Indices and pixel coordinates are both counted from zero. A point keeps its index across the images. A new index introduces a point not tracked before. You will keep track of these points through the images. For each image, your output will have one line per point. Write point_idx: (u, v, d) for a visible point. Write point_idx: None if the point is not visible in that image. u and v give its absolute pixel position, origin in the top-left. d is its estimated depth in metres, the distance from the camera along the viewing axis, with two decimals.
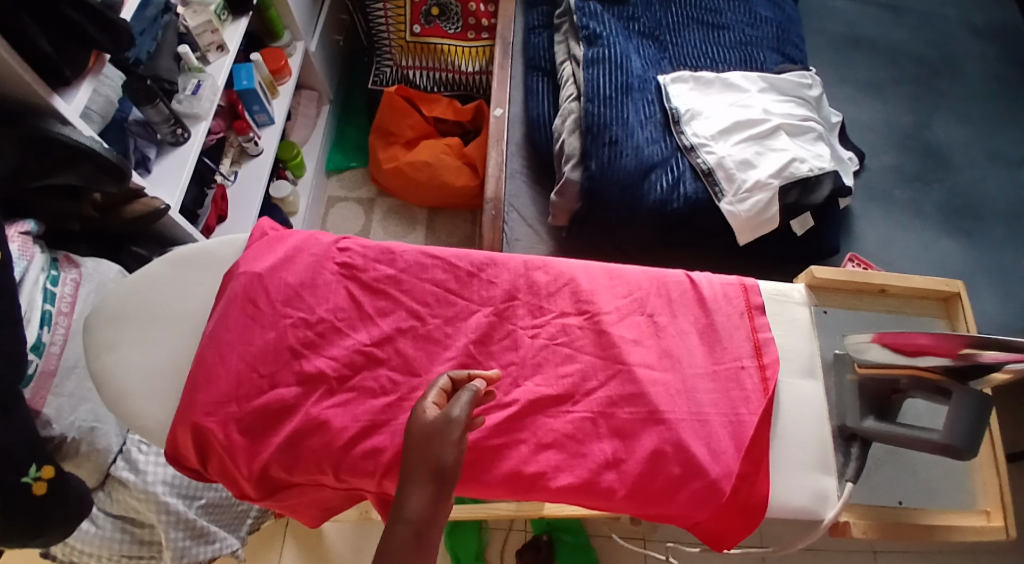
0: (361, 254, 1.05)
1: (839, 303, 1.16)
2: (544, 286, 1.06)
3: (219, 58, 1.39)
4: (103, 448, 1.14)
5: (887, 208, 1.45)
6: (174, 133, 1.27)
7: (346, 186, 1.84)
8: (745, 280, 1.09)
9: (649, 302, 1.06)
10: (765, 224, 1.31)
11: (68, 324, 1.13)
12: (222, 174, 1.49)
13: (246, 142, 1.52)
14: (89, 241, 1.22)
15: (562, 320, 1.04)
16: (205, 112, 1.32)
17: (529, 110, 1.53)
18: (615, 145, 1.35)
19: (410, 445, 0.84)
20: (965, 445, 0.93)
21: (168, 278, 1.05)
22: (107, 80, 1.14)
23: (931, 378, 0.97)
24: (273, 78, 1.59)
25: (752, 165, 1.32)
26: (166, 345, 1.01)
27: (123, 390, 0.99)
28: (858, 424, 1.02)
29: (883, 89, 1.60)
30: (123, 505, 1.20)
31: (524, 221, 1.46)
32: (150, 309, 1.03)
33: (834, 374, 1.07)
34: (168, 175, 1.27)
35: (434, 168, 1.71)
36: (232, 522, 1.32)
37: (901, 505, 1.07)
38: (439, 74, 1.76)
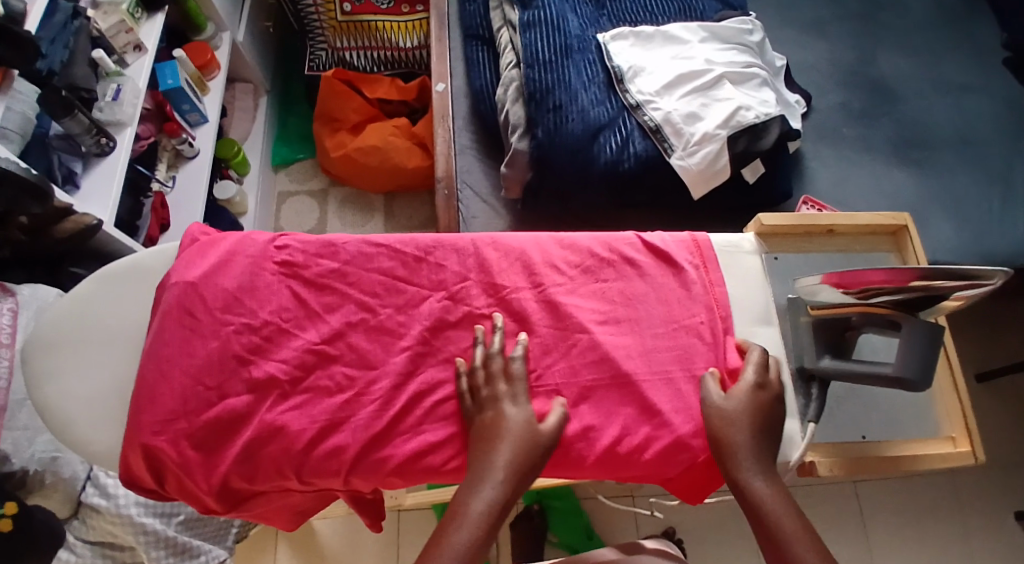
0: (301, 249, 1.02)
1: (791, 248, 1.16)
2: (496, 263, 1.04)
3: (138, 58, 1.34)
4: (69, 477, 1.14)
5: (835, 148, 1.45)
6: (98, 143, 1.22)
7: (296, 179, 1.80)
8: (704, 240, 1.08)
9: (604, 269, 1.05)
10: (717, 176, 1.30)
11: (11, 356, 1.10)
12: (158, 180, 1.45)
13: (180, 144, 1.47)
14: (24, 266, 1.19)
15: (517, 296, 1.02)
16: (128, 118, 1.28)
17: (472, 82, 1.50)
18: (559, 111, 1.33)
19: (510, 435, 0.91)
20: (917, 377, 0.94)
21: (101, 298, 1.01)
22: (19, 96, 1.11)
23: (881, 312, 0.98)
24: (200, 74, 1.53)
25: (699, 117, 1.30)
26: (107, 368, 0.98)
27: (68, 419, 0.96)
28: (814, 365, 1.04)
29: (825, 27, 1.58)
30: (99, 531, 1.17)
31: (478, 198, 1.44)
32: (86, 332, 1.00)
33: (789, 318, 1.09)
34: (98, 189, 1.23)
35: (384, 152, 1.67)
36: (214, 535, 1.27)
37: (864, 439, 1.08)
38: (377, 52, 1.71)
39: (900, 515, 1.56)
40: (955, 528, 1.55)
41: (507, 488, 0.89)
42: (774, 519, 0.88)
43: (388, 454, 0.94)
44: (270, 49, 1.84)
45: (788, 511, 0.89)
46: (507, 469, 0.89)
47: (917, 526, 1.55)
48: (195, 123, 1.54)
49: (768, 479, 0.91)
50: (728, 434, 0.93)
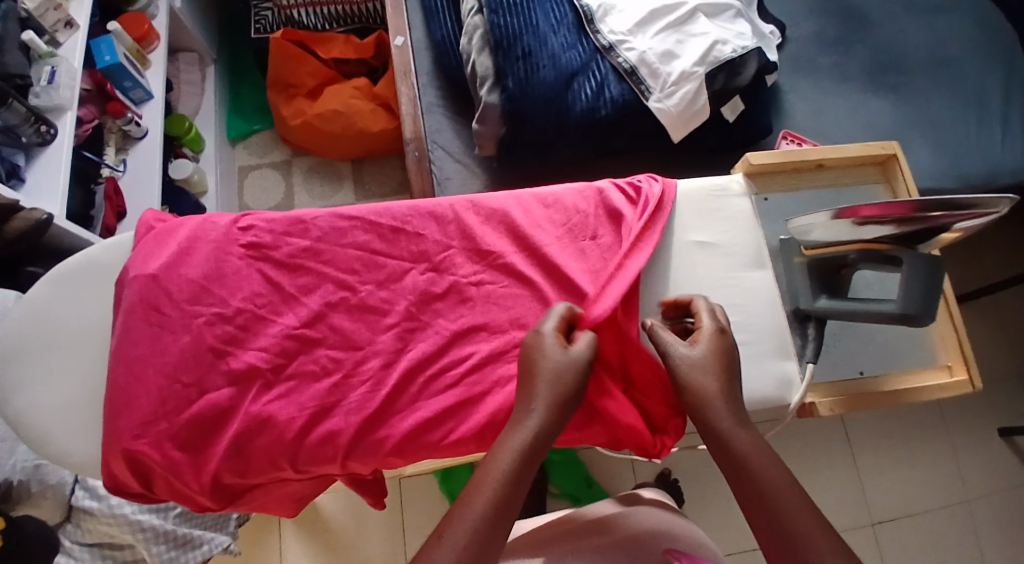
0: (268, 229, 0.96)
1: (779, 187, 1.12)
2: (478, 227, 0.99)
3: (70, 37, 1.24)
4: (57, 483, 1.10)
5: (813, 78, 1.40)
6: (38, 131, 1.14)
7: (255, 152, 1.71)
8: (666, 184, 1.03)
9: (590, 224, 1.01)
10: (695, 117, 1.26)
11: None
12: (110, 165, 1.36)
13: (127, 125, 1.37)
14: None
15: (504, 261, 0.98)
16: (68, 102, 1.20)
17: (432, 34, 1.43)
18: (529, 58, 1.27)
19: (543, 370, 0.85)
20: (920, 311, 0.91)
21: (58, 300, 0.95)
22: None
23: (880, 248, 0.95)
24: (140, 47, 1.43)
25: (675, 55, 1.24)
26: (77, 374, 0.93)
27: (43, 431, 0.91)
28: (811, 305, 1.02)
29: None
30: (97, 534, 1.13)
31: (451, 158, 1.38)
32: (49, 338, 0.94)
33: (782, 260, 1.07)
34: (45, 181, 1.15)
35: (346, 116, 1.59)
36: (215, 522, 1.22)
37: (862, 375, 1.07)
38: (328, 8, 1.62)
39: (893, 441, 1.56)
40: (946, 449, 1.56)
41: (544, 433, 0.83)
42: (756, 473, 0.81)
43: (384, 437, 0.90)
44: (212, 13, 1.73)
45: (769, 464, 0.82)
46: (546, 405, 0.83)
47: (909, 450, 1.56)
48: (140, 101, 1.44)
49: (744, 430, 0.84)
50: (697, 384, 0.86)
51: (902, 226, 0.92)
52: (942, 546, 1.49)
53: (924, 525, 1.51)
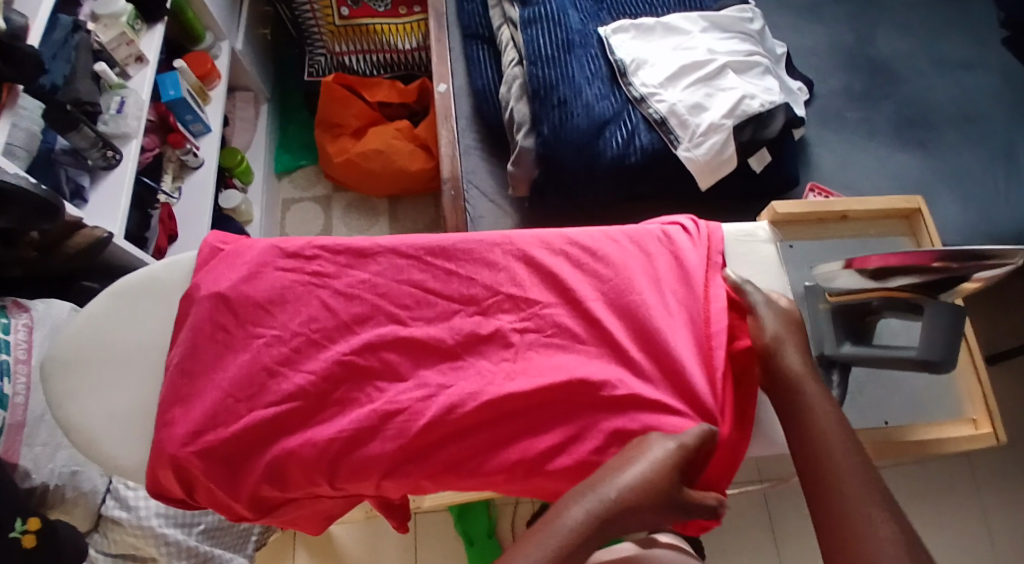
0: (332, 260, 1.02)
1: (805, 235, 1.16)
2: (529, 272, 1.02)
3: (140, 71, 1.34)
4: (89, 490, 1.14)
5: (840, 132, 1.44)
6: (104, 156, 1.22)
7: (299, 186, 1.79)
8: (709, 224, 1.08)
9: (630, 261, 1.02)
10: (723, 165, 1.30)
11: (28, 373, 1.09)
12: (166, 192, 1.45)
13: (185, 155, 1.47)
14: (35, 284, 1.18)
15: (550, 305, 1.00)
16: (134, 130, 1.28)
17: (473, 81, 1.50)
18: (564, 106, 1.33)
19: (622, 468, 0.86)
20: (943, 358, 0.94)
21: (117, 313, 1.01)
22: (24, 113, 1.09)
23: (903, 297, 0.98)
24: (201, 83, 1.53)
25: (704, 108, 1.30)
26: (129, 382, 0.98)
27: (93, 434, 0.96)
28: (836, 351, 1.03)
29: (824, 12, 1.57)
30: (122, 545, 1.16)
31: (485, 198, 1.44)
32: (105, 348, 0.99)
33: (808, 306, 1.09)
34: (105, 204, 1.23)
35: (387, 155, 1.66)
36: (235, 543, 1.25)
37: (888, 424, 1.08)
38: (376, 56, 1.71)
39: (917, 498, 1.55)
40: (974, 510, 1.55)
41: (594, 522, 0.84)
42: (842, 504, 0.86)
43: (417, 458, 0.93)
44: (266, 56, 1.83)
45: (854, 468, 0.87)
46: (608, 499, 0.84)
47: (934, 509, 1.54)
48: (199, 134, 1.53)
49: (843, 438, 0.90)
50: (780, 355, 0.96)
51: (926, 276, 0.95)
52: None
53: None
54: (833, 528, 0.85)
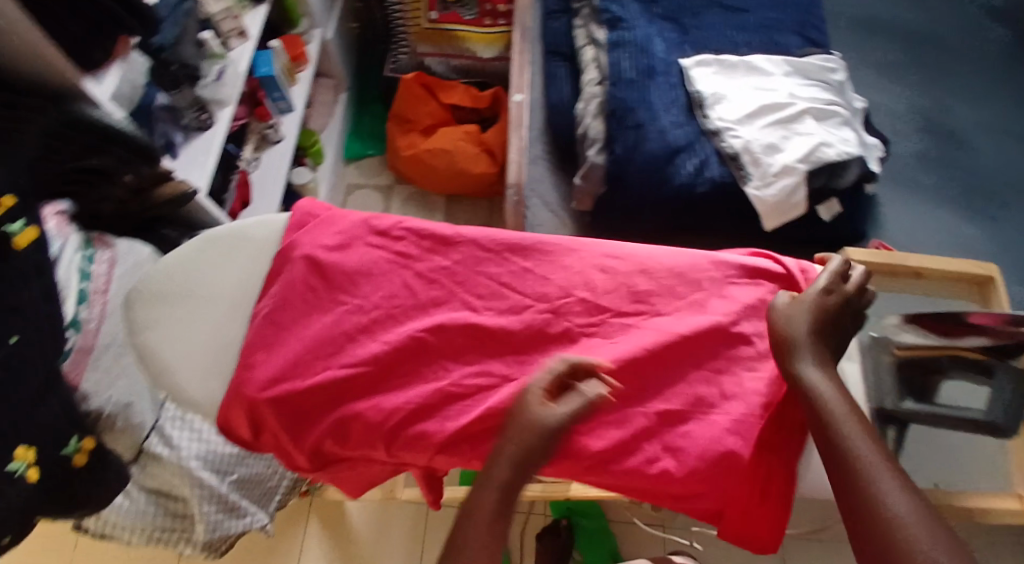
0: (416, 243, 1.03)
1: (873, 283, 1.10)
2: (602, 284, 1.02)
3: (240, 44, 1.38)
4: (137, 424, 1.12)
5: (910, 194, 1.44)
6: (199, 118, 1.29)
7: (364, 174, 1.82)
8: (798, 262, 1.07)
9: (709, 287, 1.03)
10: (791, 210, 1.30)
11: (105, 301, 1.11)
12: (246, 159, 1.48)
13: (268, 129, 1.52)
14: (121, 225, 1.23)
15: (620, 318, 1.01)
16: (229, 98, 1.34)
17: (549, 95, 1.52)
18: (639, 129, 1.35)
19: (513, 425, 0.87)
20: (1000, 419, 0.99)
21: (207, 258, 1.04)
22: (132, 65, 1.17)
23: (973, 358, 0.98)
24: (291, 65, 1.57)
25: (779, 149, 1.30)
26: (206, 321, 1.00)
27: (165, 364, 0.99)
28: (896, 406, 1.00)
29: (906, 74, 1.58)
30: (158, 479, 1.18)
31: (546, 207, 1.45)
32: (188, 288, 1.02)
33: (870, 356, 1.03)
34: (194, 159, 1.28)
35: (452, 155, 1.67)
36: (261, 498, 1.26)
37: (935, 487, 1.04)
38: (456, 60, 1.76)
39: None
40: None
41: (507, 483, 0.85)
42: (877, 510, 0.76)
43: (472, 440, 0.92)
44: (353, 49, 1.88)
45: (878, 471, 0.78)
46: (512, 457, 0.86)
47: None
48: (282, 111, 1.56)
49: (853, 420, 0.82)
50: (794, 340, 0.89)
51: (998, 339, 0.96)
52: None
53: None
54: (865, 536, 0.75)
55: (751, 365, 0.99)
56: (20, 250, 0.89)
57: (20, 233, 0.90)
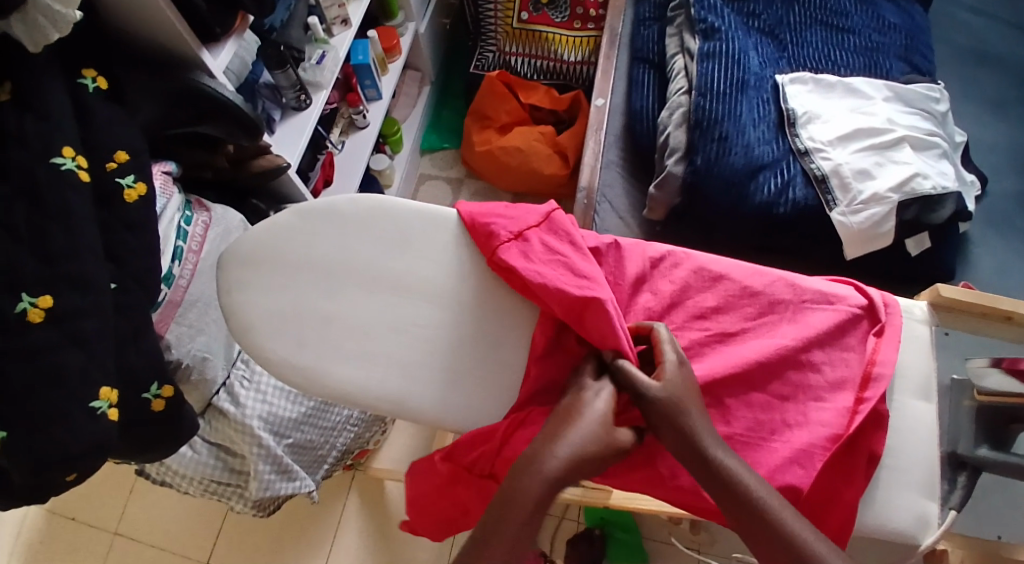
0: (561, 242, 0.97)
1: (961, 325, 1.04)
2: (670, 296, 0.99)
3: (342, 32, 1.40)
4: (210, 379, 1.12)
5: (1006, 237, 1.37)
6: (298, 98, 1.30)
7: (438, 166, 1.80)
8: (882, 293, 1.02)
9: (782, 310, 0.99)
10: (877, 240, 1.26)
11: (196, 262, 1.12)
12: (332, 142, 1.51)
13: (356, 115, 1.54)
14: (216, 190, 1.26)
15: (684, 334, 0.98)
16: (326, 82, 1.34)
17: (633, 101, 1.50)
18: (724, 142, 1.31)
19: (569, 428, 0.82)
20: None
21: (298, 228, 0.99)
22: (246, 43, 1.18)
23: None
24: (384, 55, 1.59)
25: (871, 175, 1.26)
26: (291, 289, 0.98)
27: (248, 328, 0.97)
28: (970, 452, 0.93)
29: (1013, 114, 1.50)
30: (221, 434, 1.16)
31: (615, 214, 1.42)
32: (280, 254, 0.98)
33: (949, 400, 0.98)
34: (289, 137, 1.29)
35: (525, 155, 1.66)
36: (310, 465, 1.26)
37: (998, 539, 0.95)
38: (539, 61, 1.73)
39: None
40: None
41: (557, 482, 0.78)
42: (778, 521, 0.79)
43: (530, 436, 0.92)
44: (442, 41, 1.88)
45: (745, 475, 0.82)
46: (570, 455, 0.79)
47: None
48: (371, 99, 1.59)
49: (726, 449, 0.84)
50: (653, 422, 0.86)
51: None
52: None
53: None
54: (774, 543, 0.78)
55: (820, 395, 0.95)
56: (131, 204, 0.94)
57: (130, 188, 0.94)
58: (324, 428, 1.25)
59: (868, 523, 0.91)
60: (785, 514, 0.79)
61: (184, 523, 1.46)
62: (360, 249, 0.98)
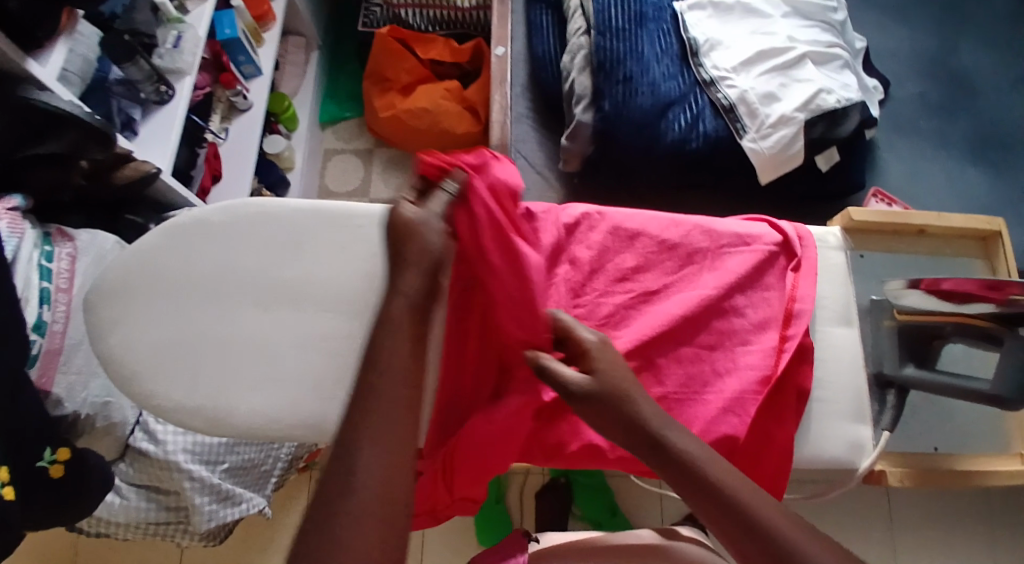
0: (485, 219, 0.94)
1: (876, 245, 1.05)
2: (587, 262, 0.98)
3: (198, 7, 1.33)
4: (120, 422, 1.11)
5: (912, 141, 1.39)
6: (158, 90, 1.24)
7: (343, 137, 1.72)
8: (795, 226, 1.03)
9: (702, 259, 1.00)
10: (788, 161, 1.26)
11: (69, 301, 1.05)
12: (213, 131, 1.43)
13: (235, 96, 1.46)
14: (82, 212, 1.18)
15: (608, 298, 0.97)
16: (188, 67, 1.29)
17: (534, 46, 1.44)
18: (629, 83, 1.29)
19: (404, 242, 0.82)
20: (1011, 395, 0.87)
21: (167, 251, 0.94)
22: (83, 39, 1.12)
23: (978, 324, 0.90)
24: (256, 25, 1.50)
25: (776, 98, 1.26)
26: (172, 320, 0.93)
27: (134, 371, 0.92)
28: (896, 372, 0.95)
29: (913, 14, 1.50)
30: (146, 475, 1.16)
31: (532, 168, 1.39)
32: (153, 284, 0.93)
33: (870, 321, 1.00)
34: (156, 135, 1.25)
35: (434, 114, 1.59)
36: (256, 483, 1.24)
37: (935, 452, 0.98)
38: (433, 11, 1.64)
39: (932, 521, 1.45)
40: None
41: (416, 301, 0.81)
42: (723, 489, 0.80)
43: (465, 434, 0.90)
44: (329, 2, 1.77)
45: (692, 447, 0.82)
46: (410, 268, 0.82)
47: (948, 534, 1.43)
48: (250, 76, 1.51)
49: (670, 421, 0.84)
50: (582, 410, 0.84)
51: (1005, 307, 0.85)
52: None
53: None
54: (727, 521, 0.79)
55: (746, 338, 0.96)
56: None
57: None
58: (261, 445, 1.23)
59: (805, 459, 0.94)
60: (667, 431, 0.83)
61: (136, 547, 1.43)
62: (241, 262, 0.94)
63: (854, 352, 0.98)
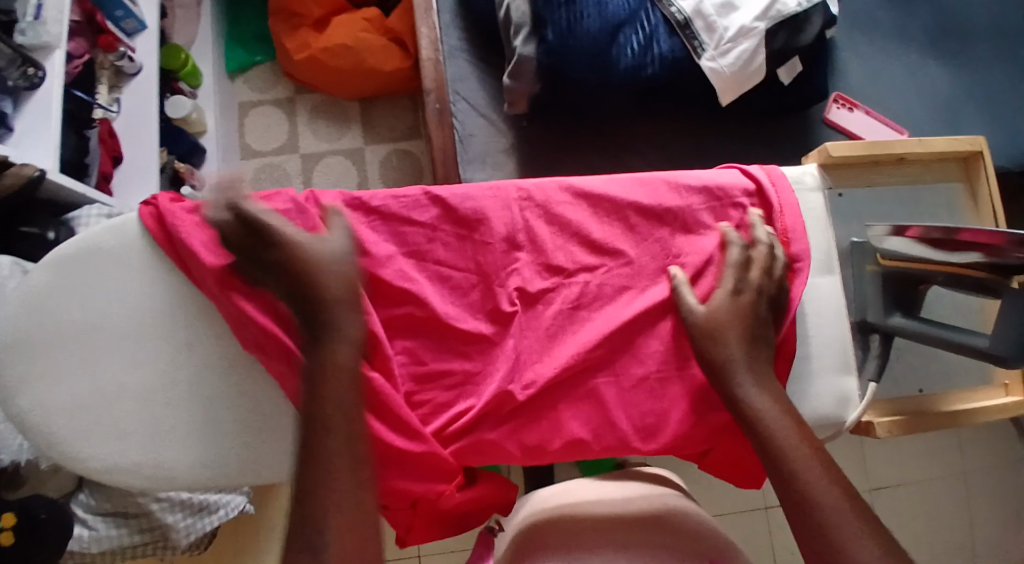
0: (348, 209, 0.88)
1: (857, 181, 0.99)
2: (547, 242, 0.91)
3: None
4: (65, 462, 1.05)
5: (874, 36, 1.29)
6: (25, 75, 1.06)
7: (256, 87, 1.51)
8: (771, 170, 0.95)
9: (672, 222, 0.92)
10: (749, 79, 1.16)
11: None
12: (101, 105, 1.24)
13: (120, 60, 1.26)
14: None
15: (575, 279, 0.91)
16: (56, 39, 1.10)
17: None
18: (573, 6, 1.14)
19: (305, 292, 0.78)
20: (1008, 353, 0.81)
21: (62, 291, 0.84)
22: None
23: (969, 275, 0.83)
24: None
25: (734, 7, 1.13)
26: (88, 370, 0.84)
27: (55, 434, 0.83)
28: (882, 321, 0.92)
29: None
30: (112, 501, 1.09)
31: (474, 111, 1.25)
32: (57, 333, 0.83)
33: (852, 266, 0.96)
34: (35, 129, 1.07)
35: (356, 51, 1.41)
36: None
37: (921, 394, 0.96)
38: None
39: None
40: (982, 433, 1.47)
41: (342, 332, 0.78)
42: (795, 475, 0.76)
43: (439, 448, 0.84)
44: None
45: (785, 431, 0.79)
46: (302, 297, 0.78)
47: None
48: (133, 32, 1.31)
49: (774, 394, 0.82)
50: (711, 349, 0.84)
51: (993, 256, 0.79)
52: (949, 522, 1.42)
53: (917, 492, 1.43)
54: (794, 512, 0.75)
55: None
56: None
57: None
58: None
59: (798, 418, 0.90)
60: (764, 411, 0.81)
61: None
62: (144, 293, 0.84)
63: (837, 301, 0.93)
